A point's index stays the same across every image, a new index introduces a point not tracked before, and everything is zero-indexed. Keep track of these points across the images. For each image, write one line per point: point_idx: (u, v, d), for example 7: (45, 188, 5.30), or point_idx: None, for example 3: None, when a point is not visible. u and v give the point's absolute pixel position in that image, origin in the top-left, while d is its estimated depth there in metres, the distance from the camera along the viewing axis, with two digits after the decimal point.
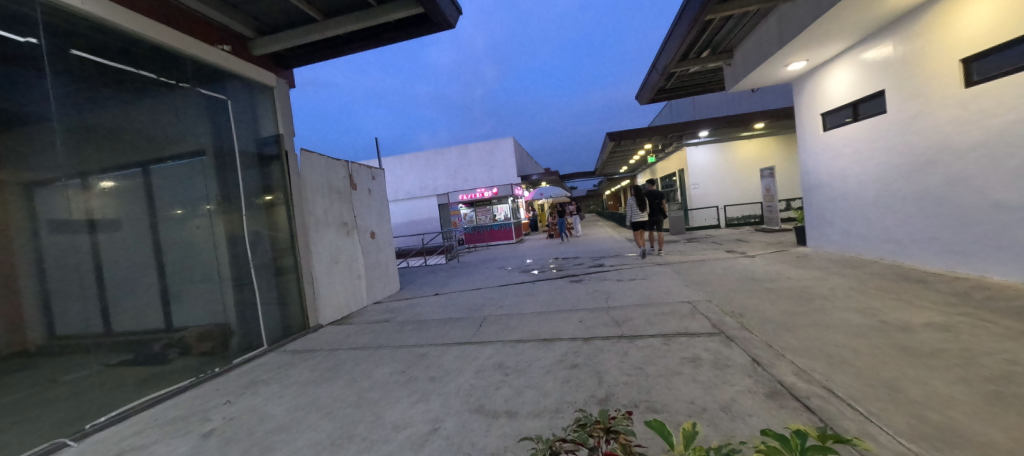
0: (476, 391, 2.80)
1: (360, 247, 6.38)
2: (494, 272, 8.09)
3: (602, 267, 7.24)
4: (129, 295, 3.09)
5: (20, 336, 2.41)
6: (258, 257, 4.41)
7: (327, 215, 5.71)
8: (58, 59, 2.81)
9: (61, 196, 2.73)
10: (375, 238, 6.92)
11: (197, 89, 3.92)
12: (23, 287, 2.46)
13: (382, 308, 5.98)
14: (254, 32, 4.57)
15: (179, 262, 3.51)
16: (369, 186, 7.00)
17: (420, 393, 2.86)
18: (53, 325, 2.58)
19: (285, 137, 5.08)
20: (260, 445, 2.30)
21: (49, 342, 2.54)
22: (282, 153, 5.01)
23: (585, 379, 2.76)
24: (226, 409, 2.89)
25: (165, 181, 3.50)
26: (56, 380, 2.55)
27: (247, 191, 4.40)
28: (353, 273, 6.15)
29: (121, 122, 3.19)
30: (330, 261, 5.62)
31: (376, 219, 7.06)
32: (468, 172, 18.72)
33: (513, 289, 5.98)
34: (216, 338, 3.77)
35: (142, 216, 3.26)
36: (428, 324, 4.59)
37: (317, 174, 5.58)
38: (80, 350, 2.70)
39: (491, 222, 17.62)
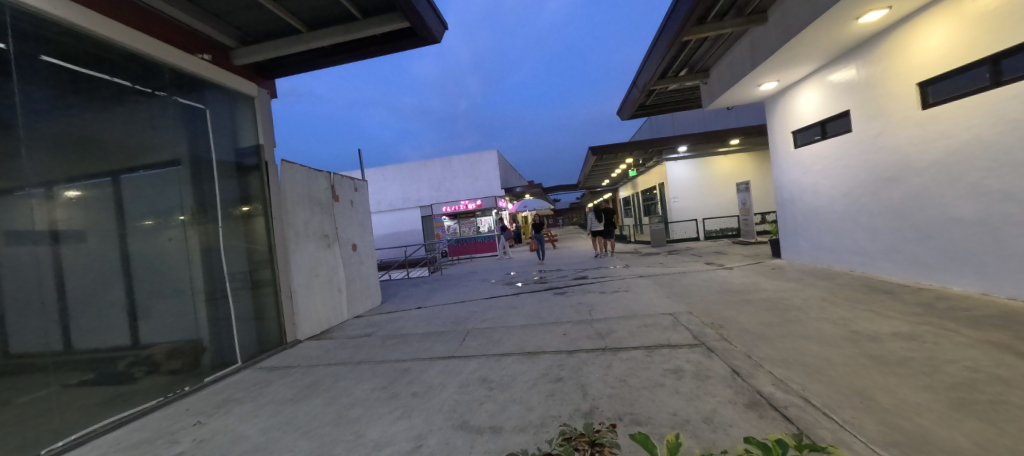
0: (460, 407, 2.75)
1: (341, 259, 6.24)
2: (478, 285, 8.02)
3: (585, 279, 7.28)
4: (93, 310, 2.94)
5: None
6: (234, 270, 4.27)
7: (308, 227, 5.60)
8: (28, 65, 2.71)
9: (22, 206, 2.59)
10: (357, 250, 6.79)
11: (174, 97, 3.83)
12: None
13: (364, 322, 5.82)
14: (236, 42, 4.52)
15: (148, 275, 3.37)
16: (352, 198, 6.90)
17: (402, 410, 2.80)
18: (7, 341, 2.41)
19: (266, 147, 4.99)
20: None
21: (4, 360, 2.36)
22: (262, 164, 4.91)
23: (569, 392, 2.75)
24: (196, 430, 2.75)
25: (138, 191, 3.39)
26: (11, 401, 2.37)
27: (224, 201, 4.27)
28: (333, 287, 6.00)
29: (92, 130, 3.09)
30: (310, 274, 5.47)
31: (358, 231, 6.93)
32: (452, 184, 18.76)
33: (496, 302, 5.94)
34: (187, 355, 3.60)
35: (109, 227, 3.14)
36: (411, 338, 4.49)
37: (298, 185, 5.48)
38: (37, 369, 2.53)
39: (475, 234, 17.57)
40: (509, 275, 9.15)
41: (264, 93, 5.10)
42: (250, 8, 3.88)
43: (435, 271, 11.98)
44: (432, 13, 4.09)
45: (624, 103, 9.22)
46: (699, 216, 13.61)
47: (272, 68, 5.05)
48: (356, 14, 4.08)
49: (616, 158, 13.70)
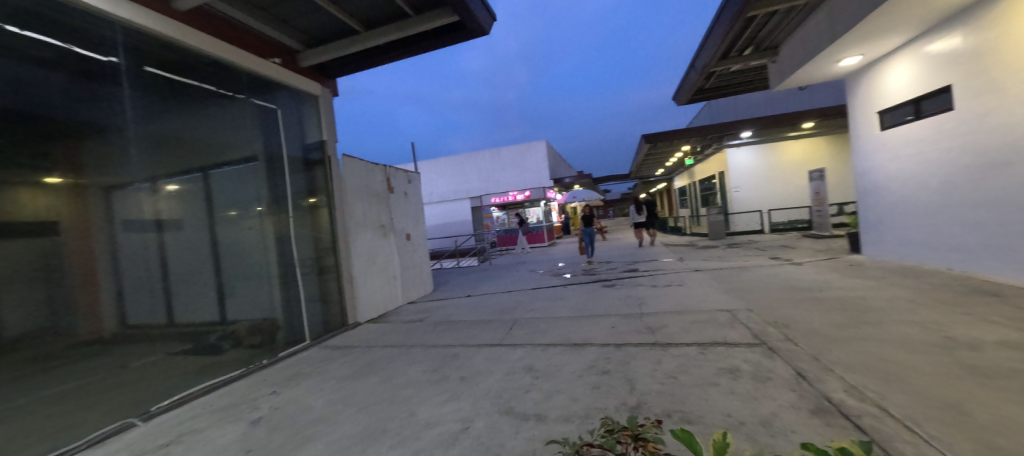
0: (505, 393, 2.83)
1: (395, 247, 6.56)
2: (525, 275, 8.10)
3: (636, 272, 7.09)
4: (191, 290, 3.38)
5: (98, 325, 2.73)
6: (302, 256, 4.64)
7: (366, 217, 5.90)
8: (134, 74, 3.12)
9: (134, 198, 3.04)
10: (410, 239, 7.09)
11: (251, 99, 4.21)
12: (102, 282, 2.77)
13: (416, 308, 6.12)
14: (301, 45, 4.83)
15: (233, 259, 3.80)
16: (405, 189, 7.18)
17: (450, 393, 2.95)
18: (125, 314, 2.89)
19: (329, 142, 5.29)
20: (302, 438, 2.51)
21: (121, 330, 2.85)
22: (325, 158, 5.22)
23: (615, 385, 2.72)
24: (273, 398, 3.09)
25: (223, 185, 3.80)
26: (127, 365, 2.86)
27: (294, 193, 4.65)
28: (389, 274, 6.34)
29: (185, 130, 3.49)
30: (367, 261, 5.79)
31: (411, 221, 7.22)
32: (501, 175, 19.06)
33: (543, 293, 5.98)
34: (265, 332, 4.01)
35: (202, 217, 3.56)
36: (459, 325, 4.65)
37: (357, 177, 5.78)
38: (147, 339, 3.01)
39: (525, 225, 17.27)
40: (556, 267, 9.11)
41: (326, 92, 5.40)
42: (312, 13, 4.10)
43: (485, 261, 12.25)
44: (481, 4, 4.11)
45: (681, 88, 8.78)
46: (764, 207, 12.64)
47: (335, 68, 5.34)
48: (409, 12, 4.21)
49: (669, 146, 13.00)
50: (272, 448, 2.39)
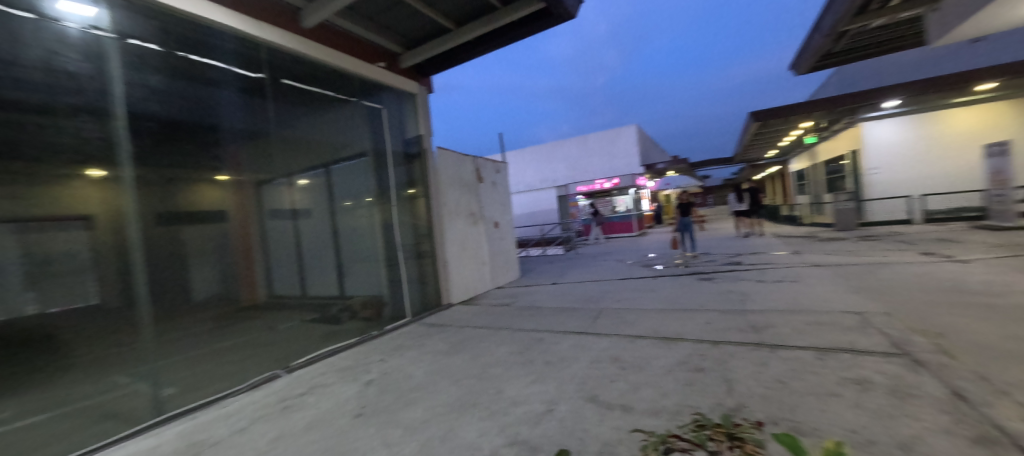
0: (589, 380, 2.85)
1: (485, 235, 6.70)
2: (612, 265, 7.91)
3: (738, 266, 6.43)
4: (317, 264, 4.28)
5: (254, 293, 3.79)
6: (403, 243, 5.08)
7: (458, 206, 6.08)
8: (275, 89, 3.85)
9: (277, 191, 4.00)
10: (499, 227, 7.22)
11: (361, 102, 4.70)
12: (257, 258, 3.82)
13: (504, 293, 6.35)
14: (401, 48, 5.12)
15: (348, 243, 4.56)
16: (494, 179, 7.27)
17: (536, 375, 3.07)
18: (274, 285, 3.93)
19: (425, 136, 5.58)
20: (405, 402, 2.90)
21: (269, 298, 3.86)
22: (422, 151, 5.54)
23: (710, 384, 2.55)
24: (381, 364, 3.54)
25: (340, 178, 4.53)
26: (275, 327, 3.74)
27: (397, 184, 5.10)
28: (479, 260, 6.51)
29: (311, 133, 4.22)
30: (459, 248, 5.98)
31: (500, 210, 7.32)
32: (588, 162, 18.58)
33: (631, 284, 5.77)
34: (374, 307, 4.58)
35: (324, 206, 4.36)
36: (546, 311, 4.74)
37: (450, 169, 5.96)
38: (286, 305, 3.93)
39: (611, 213, 16.82)
40: (645, 258, 8.66)
41: (423, 90, 5.64)
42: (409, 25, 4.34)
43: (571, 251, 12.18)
44: None
45: (801, 56, 7.87)
46: (913, 193, 10.56)
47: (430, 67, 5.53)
48: (497, 4, 4.27)
49: (783, 125, 11.17)
50: (382, 410, 2.82)
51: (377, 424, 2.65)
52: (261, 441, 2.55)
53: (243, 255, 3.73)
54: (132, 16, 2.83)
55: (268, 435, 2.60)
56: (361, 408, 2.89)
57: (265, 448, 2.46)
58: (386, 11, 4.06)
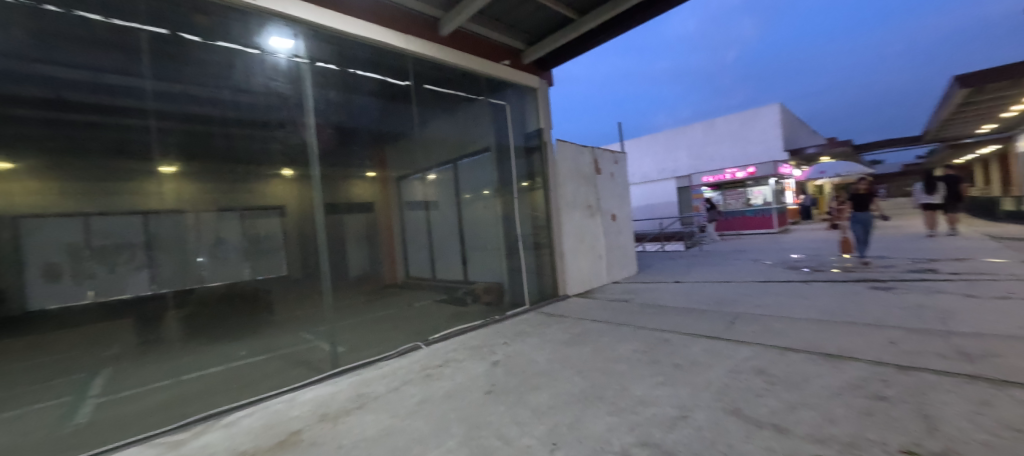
0: (730, 391, 2.55)
1: (603, 228, 5.68)
2: (747, 266, 6.58)
3: (935, 275, 4.98)
4: (449, 248, 5.80)
5: (394, 276, 6.87)
6: (524, 238, 4.78)
7: (576, 197, 5.24)
8: (420, 94, 4.36)
9: (408, 188, 6.41)
10: (617, 220, 6.02)
11: (487, 99, 4.65)
12: (396, 249, 6.86)
13: (624, 288, 5.42)
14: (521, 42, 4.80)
15: (470, 232, 5.34)
16: (612, 170, 6.07)
17: (665, 377, 2.88)
18: (413, 265, 6.64)
19: (547, 129, 4.96)
20: (529, 387, 3.00)
21: (408, 278, 6.70)
22: (542, 144, 4.94)
23: (903, 418, 2.04)
24: (505, 348, 3.72)
25: (467, 172, 5.00)
26: (415, 300, 5.79)
27: (517, 176, 4.78)
28: (596, 253, 5.56)
29: (446, 134, 5.07)
30: (577, 240, 5.18)
31: (620, 201, 6.12)
32: (715, 149, 16.21)
33: (775, 287, 4.95)
34: (494, 292, 4.81)
35: (450, 194, 5.40)
36: (670, 310, 4.37)
37: (570, 159, 5.19)
38: (422, 285, 6.24)
39: (744, 207, 13.93)
40: (785, 257, 7.26)
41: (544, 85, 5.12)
42: (534, 29, 4.34)
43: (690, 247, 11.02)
44: None
45: None
46: None
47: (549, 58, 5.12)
48: None
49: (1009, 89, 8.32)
50: (508, 391, 2.97)
51: (505, 402, 2.80)
52: (408, 402, 2.96)
53: (368, 242, 7.22)
54: (319, 43, 3.38)
55: (414, 398, 3.01)
56: (490, 386, 3.10)
57: (413, 409, 2.85)
58: (513, 12, 3.96)
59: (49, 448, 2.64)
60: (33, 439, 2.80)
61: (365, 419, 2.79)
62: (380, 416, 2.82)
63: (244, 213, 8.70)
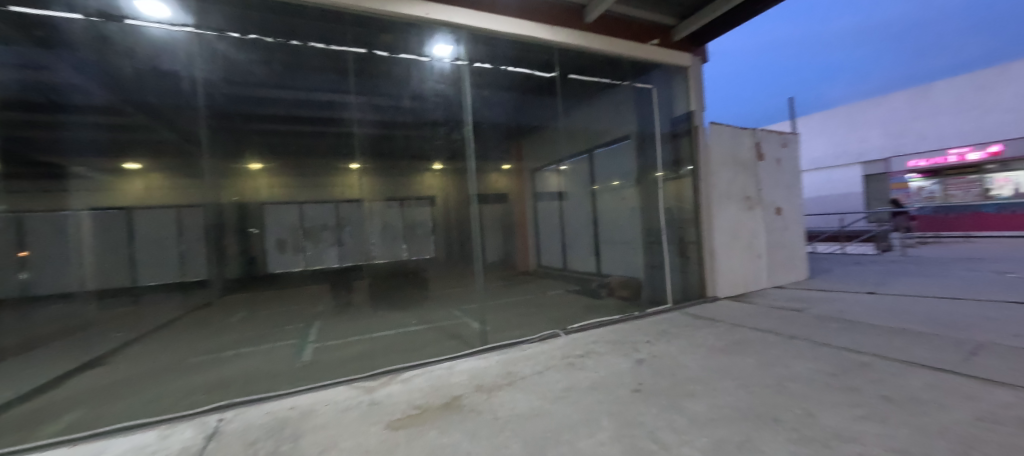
0: (986, 445, 1.89)
1: (764, 224, 4.92)
2: (993, 280, 4.80)
3: None
4: (578, 240, 6.77)
5: (526, 261, 8.18)
6: (668, 233, 4.59)
7: (731, 188, 4.65)
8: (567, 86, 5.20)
9: (547, 176, 7.58)
10: (782, 215, 5.15)
11: (632, 83, 4.67)
12: (526, 235, 8.24)
13: (790, 295, 4.63)
14: (675, 19, 4.27)
15: (605, 226, 5.92)
16: (778, 155, 5.17)
17: (869, 410, 2.31)
18: (543, 259, 7.76)
19: (698, 111, 4.44)
20: (684, 392, 2.77)
21: (538, 267, 7.87)
22: (692, 129, 4.45)
23: None
24: (649, 347, 3.59)
25: (602, 161, 5.85)
26: (545, 283, 6.91)
27: (662, 163, 4.62)
28: (753, 252, 4.87)
29: (587, 122, 5.93)
30: (730, 236, 4.61)
31: (787, 192, 5.21)
32: (931, 122, 11.91)
33: None
34: (632, 286, 4.98)
35: (583, 185, 6.52)
36: (865, 327, 3.53)
37: (725, 144, 4.58)
38: (548, 273, 7.43)
39: (978, 200, 10.50)
40: None
41: (697, 62, 4.53)
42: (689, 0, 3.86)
43: (888, 251, 8.54)
44: None
45: None
46: None
47: (705, 32, 4.47)
48: None
49: None
50: (659, 392, 2.80)
51: (659, 405, 2.62)
52: (554, 387, 3.02)
53: (504, 231, 8.67)
54: (475, 46, 3.70)
55: (560, 384, 3.06)
56: (638, 383, 2.97)
57: (560, 394, 2.88)
58: None
59: (295, 375, 3.59)
60: (281, 368, 3.79)
61: (514, 395, 2.93)
62: (529, 396, 2.90)
63: (396, 204, 10.03)
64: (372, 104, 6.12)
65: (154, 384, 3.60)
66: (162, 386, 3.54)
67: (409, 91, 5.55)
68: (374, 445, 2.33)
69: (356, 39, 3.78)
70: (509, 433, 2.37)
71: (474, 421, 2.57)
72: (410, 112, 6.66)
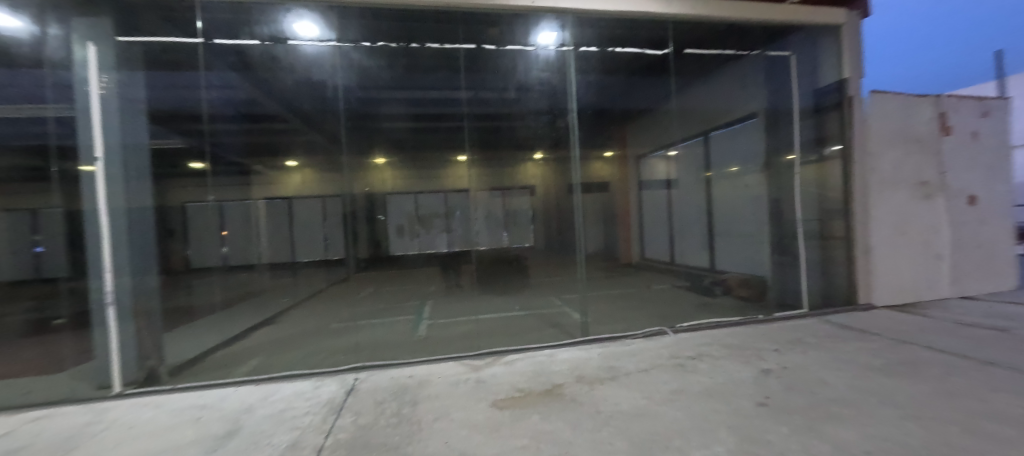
0: None
1: (947, 216, 3.92)
2: None
3: None
4: (689, 232, 6.83)
5: (629, 253, 8.47)
6: (804, 226, 4.19)
7: (900, 172, 3.84)
8: (684, 64, 5.27)
9: (652, 163, 7.74)
10: (979, 206, 4.02)
11: (764, 53, 4.46)
12: (629, 226, 8.50)
13: (990, 311, 3.55)
14: None
15: (724, 220, 5.88)
16: (977, 127, 4.04)
17: None
18: (646, 251, 8.05)
19: (853, 79, 3.75)
20: (826, 414, 2.09)
21: (642, 259, 8.12)
22: (845, 100, 3.79)
23: None
24: (778, 356, 3.10)
25: (720, 145, 5.83)
26: (652, 276, 7.12)
27: (800, 145, 4.19)
28: (929, 252, 3.92)
29: (704, 104, 5.87)
30: (895, 230, 3.82)
31: (989, 176, 4.04)
32: None
33: None
34: (754, 285, 4.86)
35: (696, 173, 6.50)
36: None
37: (891, 118, 3.81)
38: (654, 265, 7.67)
39: None
40: None
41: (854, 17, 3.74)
42: None
43: None
44: None
45: None
46: None
47: None
48: None
49: None
50: (793, 410, 2.18)
51: (793, 424, 2.01)
52: (663, 388, 2.68)
53: (605, 221, 8.86)
54: (581, 29, 3.65)
55: (668, 386, 2.72)
56: (763, 396, 2.43)
57: (668, 397, 2.52)
58: None
59: (411, 348, 4.01)
60: (400, 340, 4.26)
61: (617, 391, 2.71)
62: (634, 394, 2.62)
63: (493, 194, 9.07)
64: (479, 99, 6.35)
65: (308, 341, 4.41)
66: (313, 344, 4.32)
67: (513, 82, 5.65)
68: (482, 420, 2.37)
69: (467, 36, 4.07)
70: (611, 430, 2.10)
71: (575, 411, 2.41)
72: (514, 105, 6.73)
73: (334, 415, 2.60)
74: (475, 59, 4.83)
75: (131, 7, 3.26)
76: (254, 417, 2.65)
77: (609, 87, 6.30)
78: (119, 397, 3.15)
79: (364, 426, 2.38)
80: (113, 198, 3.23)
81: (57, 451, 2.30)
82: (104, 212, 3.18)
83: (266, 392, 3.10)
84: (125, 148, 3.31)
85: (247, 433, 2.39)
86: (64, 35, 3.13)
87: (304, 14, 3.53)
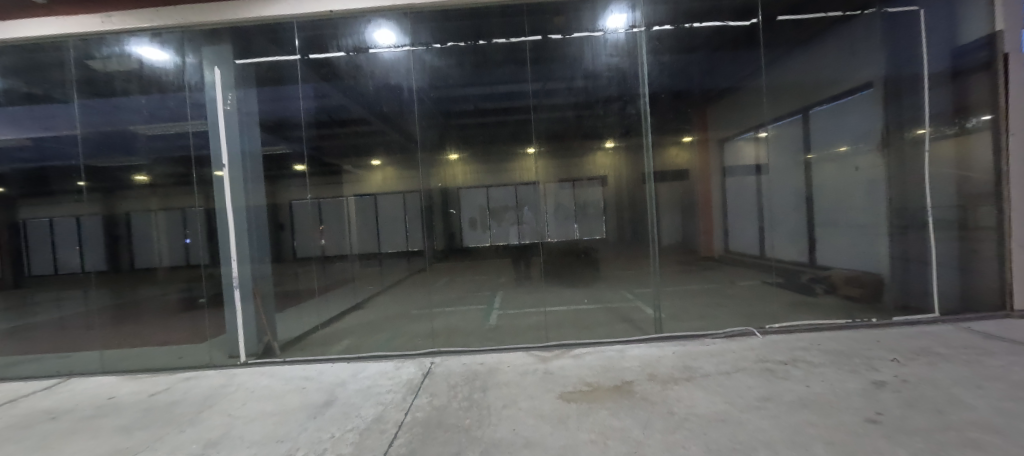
0: None
1: None
2: None
3: None
4: (780, 222, 6.18)
5: (710, 246, 6.58)
6: (936, 214, 3.77)
7: None
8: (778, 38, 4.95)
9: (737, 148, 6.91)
10: None
11: (881, 11, 4.07)
12: (714, 214, 6.62)
13: None
14: None
15: (827, 211, 5.27)
16: None
17: None
18: (727, 244, 6.61)
19: (1008, 31, 3.36)
20: (960, 440, 1.72)
21: (724, 251, 6.55)
22: (995, 59, 3.43)
23: None
24: (896, 367, 2.65)
25: (823, 124, 5.32)
26: (734, 275, 6.43)
27: (931, 116, 3.77)
28: None
29: (805, 77, 5.41)
30: None
31: None
32: None
33: None
34: (867, 285, 4.28)
35: (793, 156, 5.84)
36: None
37: None
38: (737, 261, 6.53)
39: None
40: None
41: None
42: None
43: None
44: None
45: None
46: None
47: None
48: None
49: None
50: (911, 431, 1.84)
51: (912, 447, 1.70)
52: (747, 394, 2.44)
53: (683, 210, 6.16)
54: None
55: (753, 392, 2.46)
56: (873, 412, 2.07)
57: (754, 404, 2.29)
58: None
59: (483, 337, 4.19)
60: (475, 328, 4.49)
61: (694, 393, 2.54)
62: (712, 397, 2.45)
63: (569, 184, 5.92)
64: (547, 91, 5.74)
65: (392, 326, 4.82)
66: (396, 328, 4.72)
67: (579, 72, 5.56)
68: (549, 411, 2.40)
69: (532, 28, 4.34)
70: (686, 434, 1.98)
71: (647, 410, 2.31)
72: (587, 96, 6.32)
73: (413, 395, 2.82)
74: (541, 49, 5.20)
75: (245, 33, 3.95)
76: (345, 391, 2.97)
77: (686, 67, 5.90)
78: (244, 365, 3.77)
79: (438, 407, 2.55)
80: (237, 198, 3.83)
81: (200, 405, 2.81)
82: (229, 210, 3.79)
83: (356, 370, 3.46)
84: (244, 155, 3.92)
85: (341, 404, 2.70)
86: (198, 63, 3.98)
87: (380, 22, 4.33)
